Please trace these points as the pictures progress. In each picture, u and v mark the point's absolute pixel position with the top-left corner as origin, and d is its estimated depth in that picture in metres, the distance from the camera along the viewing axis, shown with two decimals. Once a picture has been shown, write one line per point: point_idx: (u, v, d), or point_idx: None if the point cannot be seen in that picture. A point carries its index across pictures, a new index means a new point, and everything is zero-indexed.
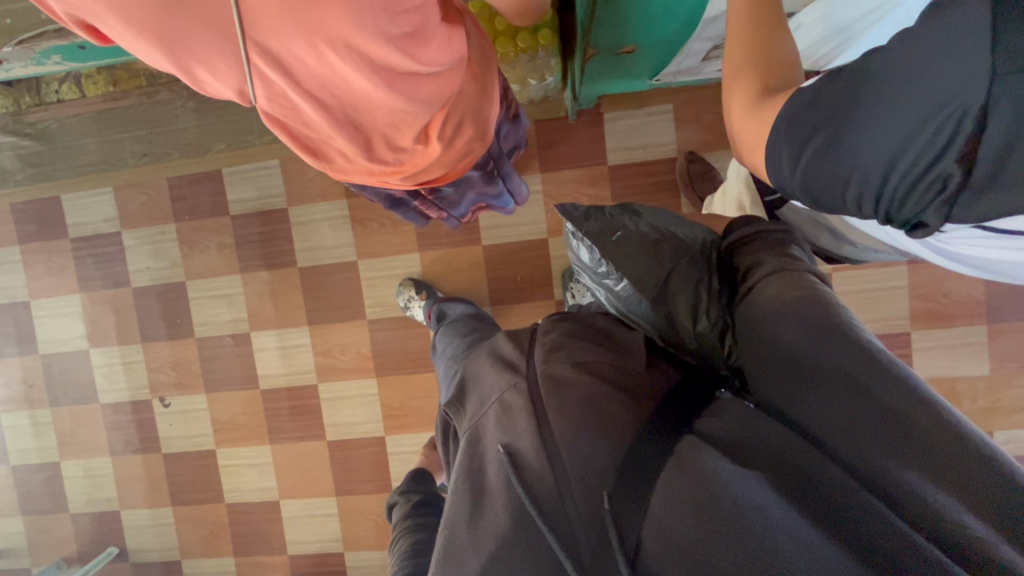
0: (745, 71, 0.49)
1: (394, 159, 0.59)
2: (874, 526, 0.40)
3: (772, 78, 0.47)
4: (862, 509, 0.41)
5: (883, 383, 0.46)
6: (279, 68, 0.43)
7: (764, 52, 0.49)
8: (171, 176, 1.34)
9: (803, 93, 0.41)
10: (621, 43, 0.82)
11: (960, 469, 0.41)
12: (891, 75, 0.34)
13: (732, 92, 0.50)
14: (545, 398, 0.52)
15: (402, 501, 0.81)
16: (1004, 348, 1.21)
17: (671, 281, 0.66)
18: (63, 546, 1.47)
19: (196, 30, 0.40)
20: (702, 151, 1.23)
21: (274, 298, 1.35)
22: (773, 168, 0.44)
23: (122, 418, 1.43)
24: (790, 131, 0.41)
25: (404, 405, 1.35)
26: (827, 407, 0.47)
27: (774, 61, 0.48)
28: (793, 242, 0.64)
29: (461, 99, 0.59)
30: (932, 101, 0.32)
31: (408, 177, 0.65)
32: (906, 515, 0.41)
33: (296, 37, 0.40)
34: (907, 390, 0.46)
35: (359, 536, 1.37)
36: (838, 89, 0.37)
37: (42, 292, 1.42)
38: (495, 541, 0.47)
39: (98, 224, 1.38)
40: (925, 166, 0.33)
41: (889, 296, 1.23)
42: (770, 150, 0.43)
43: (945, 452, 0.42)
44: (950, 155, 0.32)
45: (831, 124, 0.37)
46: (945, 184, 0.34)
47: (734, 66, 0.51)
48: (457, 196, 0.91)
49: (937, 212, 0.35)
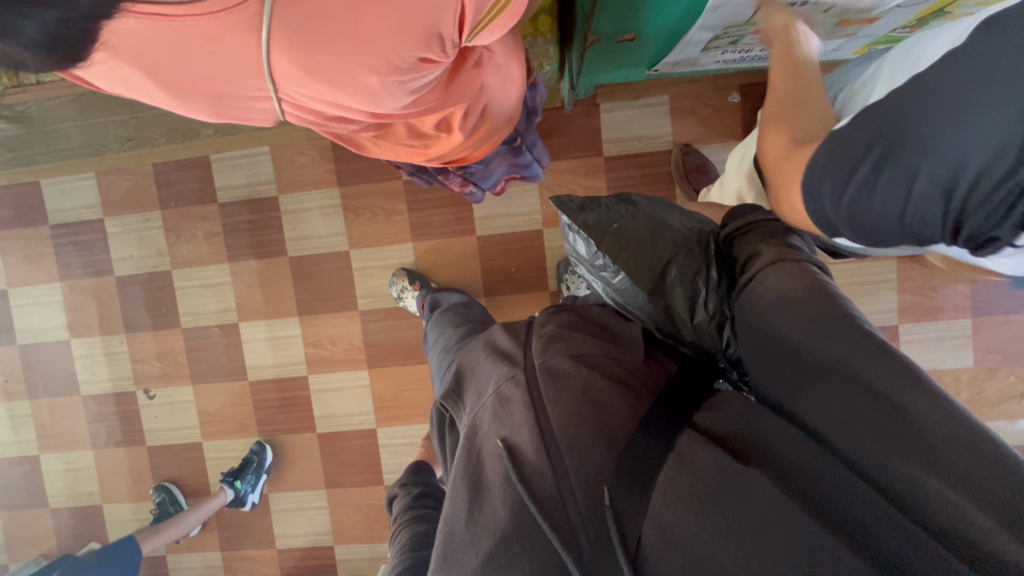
0: (779, 124, 0.58)
1: (415, 139, 0.61)
2: (894, 538, 0.39)
3: (797, 129, 0.56)
4: (886, 528, 0.39)
5: (906, 386, 0.44)
6: (309, 114, 0.43)
7: (798, 113, 0.58)
8: (157, 162, 1.31)
9: (844, 132, 0.44)
10: (623, 31, 0.81)
11: (986, 477, 0.39)
12: (937, 104, 0.36)
13: (770, 139, 0.58)
14: (543, 390, 0.52)
15: (402, 494, 0.80)
16: (989, 340, 1.23)
17: (669, 272, 0.67)
18: (41, 542, 1.43)
19: (229, 105, 0.40)
20: (696, 144, 1.23)
21: (263, 288, 1.33)
22: (815, 204, 0.46)
23: (105, 409, 1.40)
24: (833, 162, 0.44)
25: (395, 397, 1.34)
26: (838, 405, 0.46)
27: (804, 112, 0.58)
28: (793, 231, 0.63)
29: (484, 92, 0.57)
30: (987, 127, 0.33)
31: (434, 158, 0.67)
32: (920, 521, 0.39)
33: (322, 104, 0.41)
34: (932, 396, 0.44)
35: (348, 529, 1.36)
36: (883, 121, 0.39)
37: (20, 279, 1.37)
38: (493, 536, 0.46)
39: (80, 210, 1.34)
40: (995, 181, 0.34)
41: (877, 289, 1.25)
42: (807, 188, 0.46)
43: (960, 438, 0.41)
44: (1020, 169, 0.33)
45: (877, 152, 0.39)
46: (1012, 204, 0.34)
47: (769, 123, 0.60)
48: (486, 172, 0.89)
49: (1010, 227, 0.35)
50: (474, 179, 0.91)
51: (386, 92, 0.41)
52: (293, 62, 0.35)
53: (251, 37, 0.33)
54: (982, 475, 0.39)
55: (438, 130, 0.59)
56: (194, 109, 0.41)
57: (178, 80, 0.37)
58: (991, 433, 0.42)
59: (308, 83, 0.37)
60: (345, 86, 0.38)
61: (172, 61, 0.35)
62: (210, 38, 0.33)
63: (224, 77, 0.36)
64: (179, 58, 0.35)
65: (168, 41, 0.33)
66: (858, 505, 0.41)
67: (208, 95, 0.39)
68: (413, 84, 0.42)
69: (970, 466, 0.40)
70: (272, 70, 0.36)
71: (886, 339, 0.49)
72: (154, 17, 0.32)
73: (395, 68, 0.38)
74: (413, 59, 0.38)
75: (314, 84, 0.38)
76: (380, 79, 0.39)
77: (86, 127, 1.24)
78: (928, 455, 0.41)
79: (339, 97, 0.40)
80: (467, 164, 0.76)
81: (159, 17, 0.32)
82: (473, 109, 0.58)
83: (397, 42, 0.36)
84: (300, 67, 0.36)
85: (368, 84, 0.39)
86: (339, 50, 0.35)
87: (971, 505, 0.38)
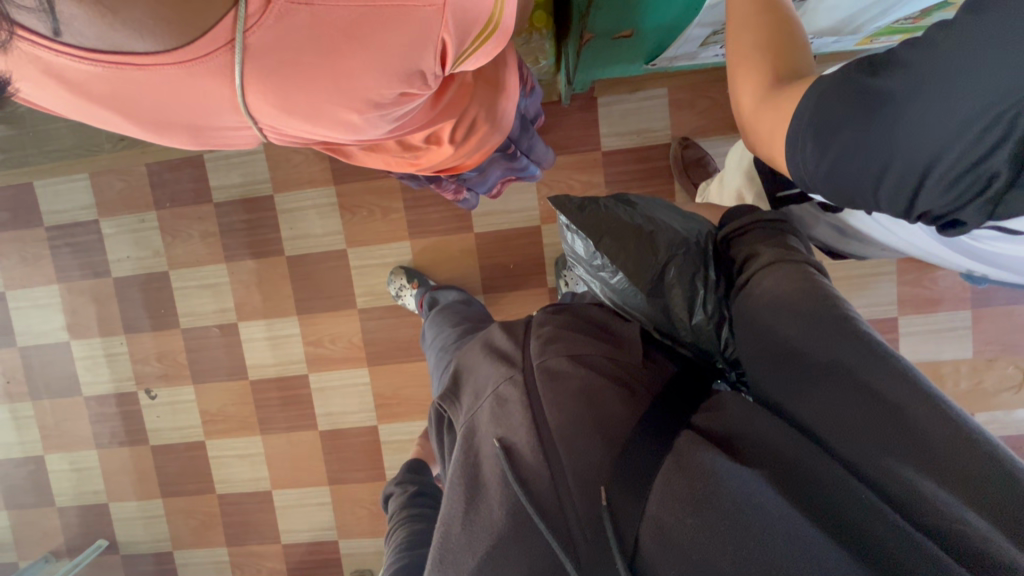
0: (752, 66, 0.52)
1: (406, 152, 0.59)
2: (876, 526, 0.39)
3: (778, 69, 0.51)
4: (870, 515, 0.40)
5: (884, 376, 0.45)
6: (290, 142, 0.42)
7: (771, 40, 0.52)
8: (150, 162, 1.30)
9: (829, 81, 0.41)
10: (619, 28, 0.80)
11: (965, 467, 0.39)
12: (930, 69, 0.33)
13: (742, 85, 0.53)
14: (541, 390, 0.51)
15: (399, 491, 0.81)
16: (988, 331, 1.23)
17: (668, 272, 0.66)
18: (51, 540, 1.45)
19: (207, 137, 0.39)
20: (695, 137, 1.22)
21: (261, 287, 1.32)
22: (793, 157, 0.45)
23: (108, 410, 1.40)
24: (815, 120, 0.42)
25: (396, 394, 1.34)
26: (828, 401, 0.46)
27: (780, 43, 0.52)
28: (791, 232, 0.63)
29: (473, 103, 0.56)
30: (970, 110, 0.32)
31: (425, 168, 0.66)
32: (905, 511, 0.40)
33: (304, 135, 0.40)
34: (911, 382, 0.44)
35: (353, 523, 1.38)
36: (871, 83, 0.37)
37: (18, 282, 1.37)
38: (490, 538, 0.45)
39: (74, 212, 1.33)
40: (973, 163, 0.33)
41: (877, 281, 1.25)
42: (792, 146, 0.44)
43: (952, 433, 0.41)
44: (996, 156, 0.32)
45: (861, 117, 0.38)
46: (989, 182, 0.34)
47: (739, 58, 0.54)
48: (481, 179, 0.89)
49: (978, 210, 0.36)
50: (470, 184, 0.91)
51: (367, 123, 0.40)
52: (270, 105, 0.35)
53: (226, 82, 0.32)
54: (961, 465, 0.39)
55: (427, 142, 0.58)
56: (173, 140, 0.40)
57: (154, 118, 0.36)
58: (994, 443, 0.41)
59: (287, 121, 0.37)
60: (325, 122, 0.38)
61: (145, 102, 0.34)
62: (183, 83, 0.32)
63: (200, 117, 0.35)
64: (154, 100, 0.34)
65: (141, 86, 0.32)
66: (842, 499, 0.41)
67: (186, 130, 0.38)
68: (396, 113, 0.41)
69: (966, 467, 0.39)
70: (250, 113, 0.35)
71: (886, 342, 0.48)
72: (124, 65, 0.31)
73: (374, 103, 0.37)
74: (394, 94, 0.38)
75: (294, 121, 0.37)
76: (360, 115, 0.38)
77: (78, 128, 1.20)
78: (913, 448, 0.41)
79: (318, 131, 0.39)
80: (462, 171, 0.75)
81: (127, 65, 0.30)
82: (463, 119, 0.56)
83: (375, 80, 0.35)
84: (278, 108, 0.35)
85: (349, 120, 0.38)
86: (319, 94, 0.35)
87: (960, 502, 0.38)
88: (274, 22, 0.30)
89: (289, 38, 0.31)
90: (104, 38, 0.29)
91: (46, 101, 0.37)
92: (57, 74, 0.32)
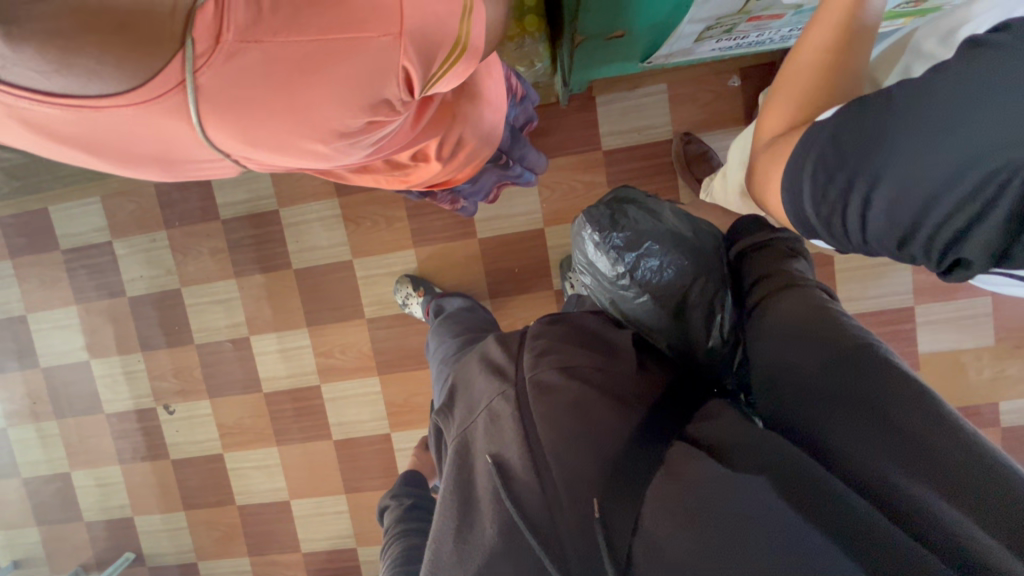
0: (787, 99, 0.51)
1: (393, 169, 0.60)
2: (886, 540, 0.39)
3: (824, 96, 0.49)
4: (882, 534, 0.39)
5: (901, 403, 0.46)
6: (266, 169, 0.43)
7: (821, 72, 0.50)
8: (158, 182, 1.32)
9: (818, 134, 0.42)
10: (610, 28, 0.79)
11: (979, 488, 0.40)
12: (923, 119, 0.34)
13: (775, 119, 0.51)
14: (533, 406, 0.49)
15: (395, 504, 0.81)
16: (1010, 317, 1.20)
17: (691, 293, 0.70)
18: (80, 553, 1.49)
19: (178, 169, 0.39)
20: (697, 132, 1.20)
21: (271, 301, 1.34)
22: (791, 197, 0.45)
23: (129, 426, 1.44)
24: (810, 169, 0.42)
25: (407, 401, 1.35)
26: (845, 428, 0.47)
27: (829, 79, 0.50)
28: (801, 253, 0.69)
29: (456, 121, 0.55)
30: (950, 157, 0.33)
31: (416, 184, 0.66)
32: (919, 534, 0.40)
33: (278, 165, 0.41)
34: (925, 406, 0.46)
35: (371, 531, 1.39)
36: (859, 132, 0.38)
37: (38, 305, 1.41)
38: (482, 556, 0.44)
39: (88, 234, 1.36)
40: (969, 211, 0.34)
41: (891, 270, 1.22)
42: (790, 188, 0.45)
43: (969, 458, 0.42)
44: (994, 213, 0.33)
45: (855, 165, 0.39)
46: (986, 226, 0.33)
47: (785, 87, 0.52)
48: (475, 188, 0.89)
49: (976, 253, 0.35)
50: (465, 194, 0.91)
51: (336, 151, 0.40)
52: (234, 139, 0.35)
53: (184, 118, 0.33)
54: (971, 484, 0.41)
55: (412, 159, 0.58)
56: (147, 174, 0.41)
57: (121, 153, 0.36)
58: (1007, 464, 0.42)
59: (255, 154, 0.37)
60: (293, 153, 0.38)
61: (110, 140, 0.34)
62: (143, 123, 0.33)
63: (166, 151, 0.36)
64: (118, 139, 0.34)
65: (101, 127, 0.33)
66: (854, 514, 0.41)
67: (156, 164, 0.38)
68: (368, 138, 0.41)
69: (976, 488, 0.40)
70: (216, 146, 0.36)
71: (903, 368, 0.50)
72: (81, 107, 0.31)
73: (340, 133, 0.38)
74: (360, 123, 0.38)
75: (261, 154, 0.37)
76: (328, 145, 0.39)
77: None
78: (928, 469, 0.42)
79: (290, 161, 0.40)
80: (455, 185, 0.74)
81: (84, 108, 0.31)
82: (448, 137, 0.56)
83: (336, 111, 0.36)
84: (241, 142, 0.35)
85: (317, 150, 0.39)
86: (279, 127, 0.35)
87: (974, 523, 0.39)
88: (225, 60, 0.31)
89: (241, 76, 0.32)
90: (56, 83, 0.29)
91: (19, 142, 0.37)
92: (21, 117, 0.33)
